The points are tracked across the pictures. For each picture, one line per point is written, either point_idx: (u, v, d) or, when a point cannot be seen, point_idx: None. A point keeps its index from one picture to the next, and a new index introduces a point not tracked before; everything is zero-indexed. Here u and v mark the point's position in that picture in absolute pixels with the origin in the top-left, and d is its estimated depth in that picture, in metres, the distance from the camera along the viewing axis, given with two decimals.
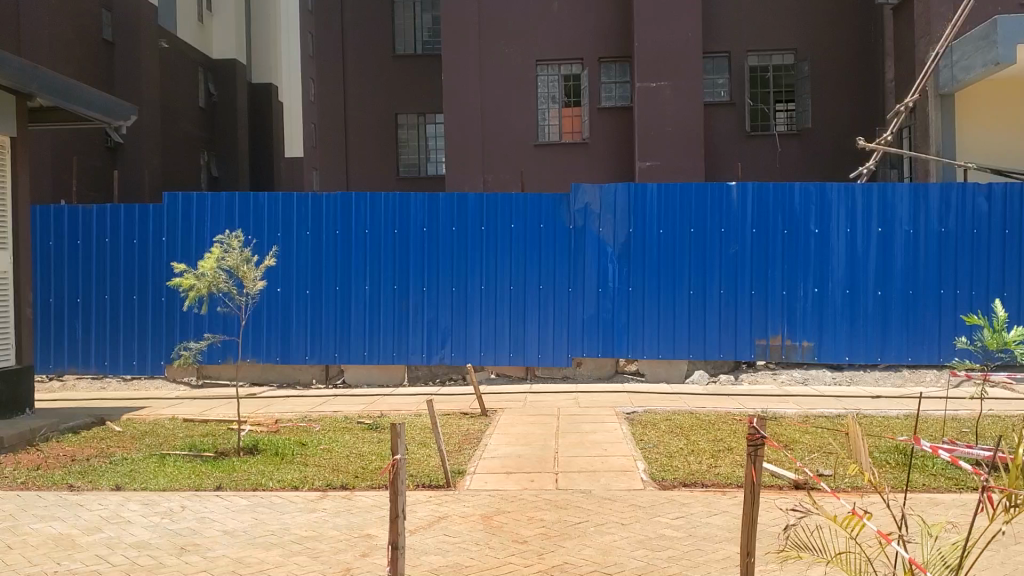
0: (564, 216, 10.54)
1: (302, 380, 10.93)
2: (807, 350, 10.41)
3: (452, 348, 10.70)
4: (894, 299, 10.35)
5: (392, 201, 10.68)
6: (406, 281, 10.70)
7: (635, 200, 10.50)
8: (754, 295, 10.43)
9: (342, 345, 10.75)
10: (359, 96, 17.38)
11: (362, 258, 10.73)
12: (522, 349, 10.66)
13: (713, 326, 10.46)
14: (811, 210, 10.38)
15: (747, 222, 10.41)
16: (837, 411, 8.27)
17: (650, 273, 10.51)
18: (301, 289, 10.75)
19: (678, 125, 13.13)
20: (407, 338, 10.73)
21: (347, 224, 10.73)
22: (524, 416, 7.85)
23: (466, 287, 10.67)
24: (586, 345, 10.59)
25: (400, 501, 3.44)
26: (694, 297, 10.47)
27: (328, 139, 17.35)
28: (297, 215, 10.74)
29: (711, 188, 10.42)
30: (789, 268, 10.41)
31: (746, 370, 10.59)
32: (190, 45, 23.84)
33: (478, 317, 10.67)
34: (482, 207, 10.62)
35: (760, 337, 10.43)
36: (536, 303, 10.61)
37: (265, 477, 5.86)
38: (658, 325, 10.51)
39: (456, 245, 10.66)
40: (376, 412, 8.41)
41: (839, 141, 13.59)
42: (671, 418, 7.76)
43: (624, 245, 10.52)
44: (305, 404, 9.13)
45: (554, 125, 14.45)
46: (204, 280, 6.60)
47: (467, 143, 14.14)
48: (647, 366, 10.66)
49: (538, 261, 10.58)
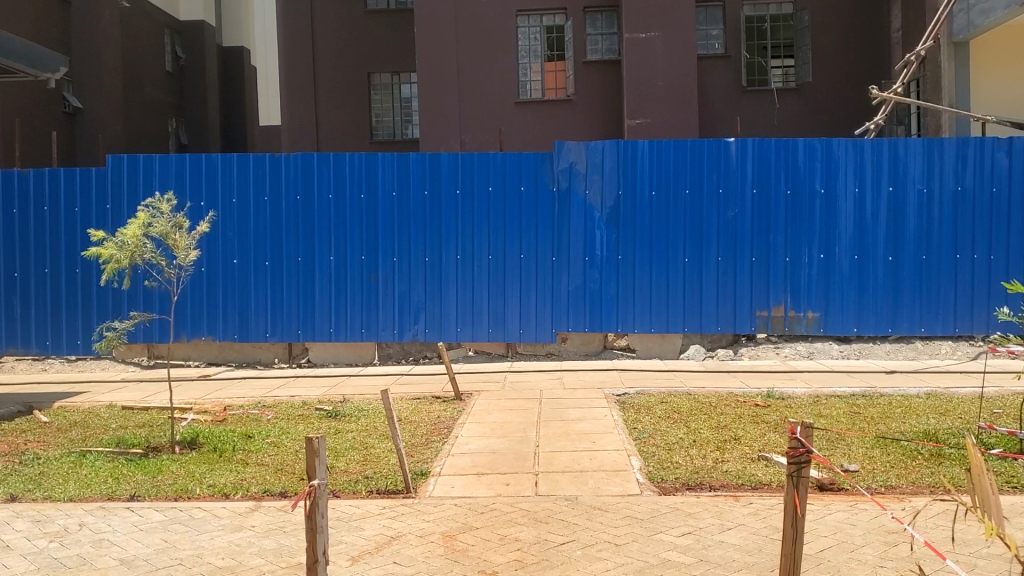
0: (547, 177, 9.62)
1: (263, 361, 10.05)
2: (812, 322, 9.59)
3: (426, 323, 9.82)
4: (906, 266, 9.51)
5: (359, 163, 9.75)
6: (374, 250, 9.78)
7: (625, 159, 9.59)
8: (754, 263, 9.56)
9: (306, 322, 9.86)
10: (330, 56, 16.35)
11: (326, 225, 9.80)
12: (502, 324, 9.80)
13: (710, 297, 9.60)
14: (816, 169, 9.51)
15: (747, 182, 9.53)
16: (849, 389, 7.46)
17: (641, 239, 9.62)
18: (261, 260, 9.84)
19: (670, 81, 12.20)
20: (376, 314, 9.83)
21: (310, 189, 9.79)
22: (503, 400, 6.98)
23: (441, 257, 9.76)
24: (572, 319, 9.73)
25: (321, 540, 2.67)
26: (689, 266, 9.59)
27: (297, 101, 16.32)
28: (254, 178, 9.81)
29: (707, 145, 9.53)
30: (793, 233, 9.55)
31: (745, 345, 9.76)
32: (154, 5, 22.72)
33: (455, 290, 9.78)
34: (457, 168, 9.71)
35: (761, 309, 9.59)
36: (518, 274, 9.72)
37: (196, 481, 4.99)
38: (650, 296, 9.64)
39: (430, 211, 9.73)
40: (338, 396, 7.54)
41: (842, 97, 12.68)
42: (668, 401, 6.93)
43: (612, 208, 9.62)
44: (261, 388, 8.25)
45: (536, 81, 13.51)
46: (125, 251, 5.68)
47: (443, 102, 13.19)
48: (638, 342, 9.81)
49: (519, 227, 9.68)
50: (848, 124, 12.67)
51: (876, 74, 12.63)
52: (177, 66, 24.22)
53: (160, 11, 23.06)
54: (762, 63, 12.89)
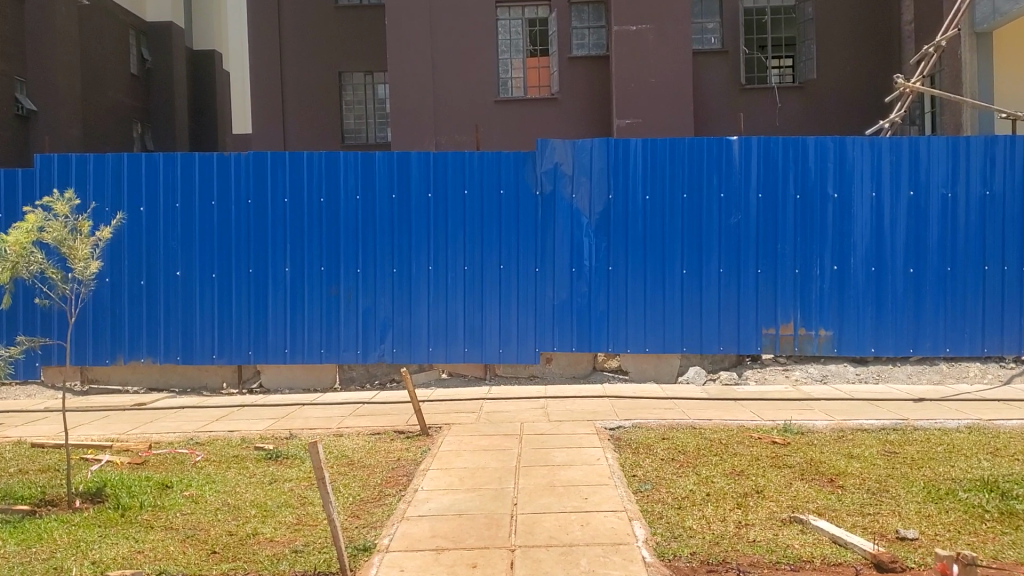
0: (529, 179, 8.59)
1: (209, 386, 8.97)
2: (824, 341, 8.58)
3: (393, 343, 8.74)
4: (929, 279, 8.53)
5: (318, 163, 8.71)
6: (335, 261, 8.72)
7: (615, 159, 8.59)
8: (761, 275, 8.55)
9: (259, 341, 8.79)
10: (298, 54, 15.29)
11: (281, 233, 8.73)
12: (479, 344, 8.73)
13: (712, 314, 8.59)
14: (828, 170, 8.53)
15: (752, 185, 8.54)
16: (878, 421, 6.45)
17: (634, 248, 8.60)
18: (208, 272, 8.77)
19: (663, 77, 11.21)
20: (337, 332, 8.76)
21: (262, 192, 8.72)
22: (475, 437, 5.93)
23: (410, 268, 8.70)
24: (557, 338, 8.68)
25: None
26: (688, 278, 8.58)
27: (264, 101, 15.25)
28: (200, 180, 8.76)
29: (707, 144, 8.54)
30: (803, 242, 8.55)
31: (749, 367, 8.76)
32: (118, 5, 21.63)
33: (425, 305, 8.73)
34: (427, 170, 8.67)
35: (768, 326, 8.58)
36: (496, 287, 8.68)
37: (77, 555, 3.91)
38: (645, 313, 8.62)
39: (397, 218, 8.68)
40: (284, 432, 6.47)
41: (848, 96, 11.72)
42: (670, 438, 5.90)
43: (602, 214, 8.60)
44: (199, 420, 7.17)
45: (518, 78, 12.53)
46: (8, 262, 4.62)
47: (416, 99, 12.18)
48: (631, 363, 8.78)
49: (498, 235, 8.65)
50: (856, 125, 11.70)
51: (886, 71, 11.69)
52: (144, 69, 23.09)
53: (125, 11, 21.94)
54: (763, 58, 11.95)
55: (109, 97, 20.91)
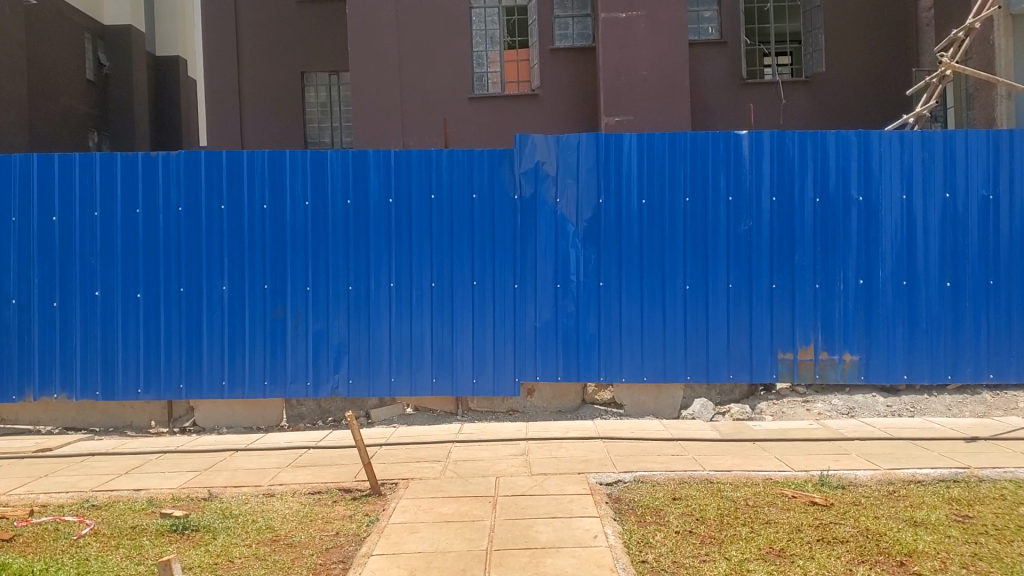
0: (505, 181, 7.40)
1: (135, 425, 7.71)
2: (850, 368, 7.40)
3: (350, 374, 7.48)
4: (969, 294, 7.37)
5: (261, 163, 7.47)
6: (281, 278, 7.47)
7: (606, 157, 7.41)
8: (776, 291, 7.38)
9: (192, 372, 7.52)
10: (256, 51, 14.04)
11: (218, 245, 7.49)
12: (450, 372, 7.49)
13: (719, 336, 7.40)
14: (852, 170, 7.39)
15: (764, 187, 7.38)
16: (933, 469, 5.27)
17: (629, 261, 7.40)
18: (132, 291, 7.51)
19: (656, 70, 10.08)
20: (283, 361, 7.49)
21: (195, 198, 7.48)
22: (437, 501, 4.71)
23: (369, 285, 7.45)
24: (540, 366, 7.46)
25: None
26: (692, 296, 7.39)
27: (219, 103, 14.03)
28: (123, 184, 7.51)
29: (713, 139, 7.38)
30: (824, 252, 7.39)
31: (763, 398, 7.56)
32: (72, 7, 20.30)
33: (387, 328, 7.48)
34: (387, 172, 7.45)
35: (784, 350, 7.40)
36: (469, 306, 7.46)
37: None
38: (641, 337, 7.42)
39: (353, 226, 7.44)
40: (203, 492, 5.24)
41: (859, 90, 10.61)
42: (682, 499, 4.70)
43: (591, 221, 7.40)
44: (105, 473, 5.91)
45: (495, 73, 11.37)
46: None
47: (381, 98, 11.01)
48: (626, 395, 7.57)
49: (471, 246, 7.43)
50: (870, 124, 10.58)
51: (902, 62, 10.57)
52: (101, 75, 21.77)
53: (79, 13, 20.64)
54: (764, 48, 10.86)
55: (62, 105, 19.64)
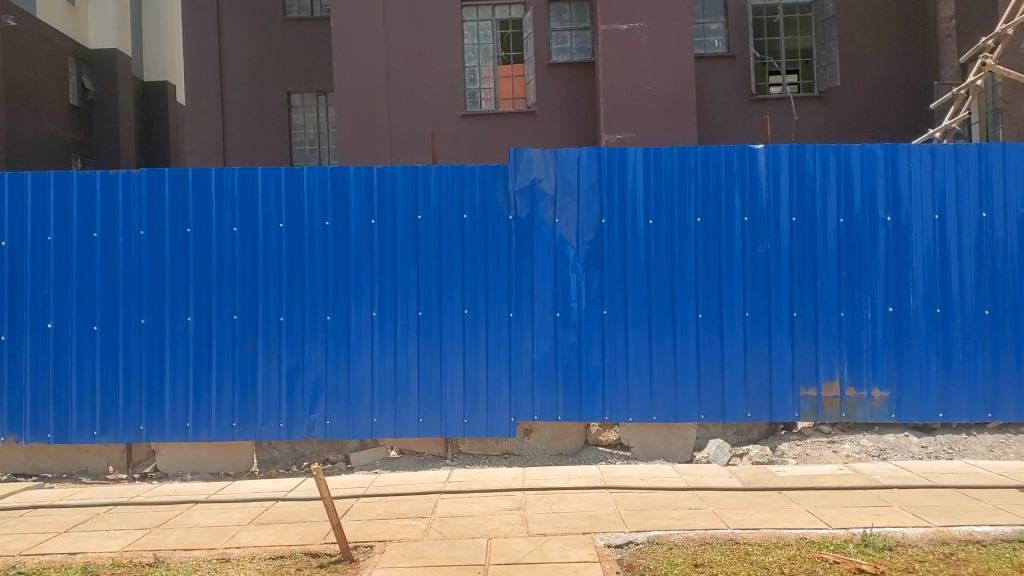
0: (498, 200, 6.75)
1: (92, 470, 7.00)
2: (879, 406, 6.71)
3: (327, 414, 6.78)
4: (1010, 323, 6.67)
5: (230, 182, 6.79)
6: (252, 308, 6.78)
7: (609, 174, 6.76)
8: (797, 320, 6.72)
9: (153, 412, 6.81)
10: (240, 71, 13.44)
11: (183, 272, 6.80)
12: (439, 411, 6.78)
13: (735, 371, 6.72)
14: (879, 187, 6.73)
15: (782, 206, 6.73)
16: (993, 525, 4.56)
17: (635, 288, 6.72)
18: (88, 324, 6.82)
19: (660, 84, 9.46)
20: (254, 400, 6.79)
21: (159, 220, 6.81)
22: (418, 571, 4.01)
23: (349, 315, 6.77)
24: (538, 404, 6.76)
25: None
26: (705, 325, 6.71)
27: (201, 128, 13.40)
28: (79, 205, 6.84)
29: (726, 154, 6.74)
30: (849, 277, 6.72)
31: (783, 440, 6.86)
32: (56, 31, 19.64)
33: (369, 362, 6.78)
34: (369, 190, 6.77)
35: (807, 386, 6.72)
36: (459, 338, 6.76)
37: None
38: (649, 372, 6.73)
39: (332, 251, 6.76)
40: (148, 556, 4.53)
41: (874, 104, 10.04)
42: (705, 567, 4.00)
43: (593, 243, 6.73)
44: (43, 532, 5.18)
45: (489, 90, 10.79)
46: None
47: (367, 117, 10.40)
48: (634, 436, 6.87)
49: (461, 272, 6.75)
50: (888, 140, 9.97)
51: (921, 76, 9.99)
52: (86, 100, 21.11)
53: (65, 37, 20.03)
54: (776, 62, 10.35)
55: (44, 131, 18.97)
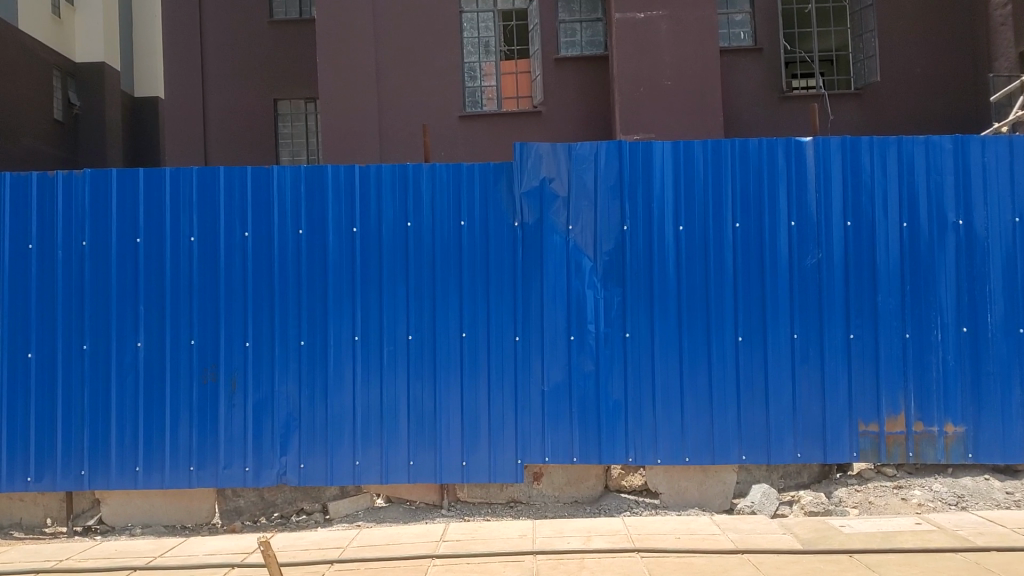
0: (502, 204, 5.76)
1: (26, 522, 5.97)
2: (953, 444, 5.69)
3: (301, 455, 5.76)
4: None
5: (188, 187, 5.80)
6: (212, 333, 5.77)
7: (631, 173, 5.76)
8: (854, 343, 5.70)
9: (96, 455, 5.80)
10: (223, 75, 12.43)
11: (132, 290, 5.80)
12: (432, 452, 5.76)
13: (782, 403, 5.70)
14: (947, 186, 5.74)
15: (834, 210, 5.73)
16: None
17: (663, 306, 5.71)
18: (21, 351, 5.81)
19: (682, 79, 8.50)
20: (216, 440, 5.77)
21: (104, 230, 5.83)
22: None
23: (327, 340, 5.76)
24: (550, 443, 5.74)
25: None
26: (745, 349, 5.69)
27: (179, 144, 12.26)
28: (10, 214, 5.84)
29: (768, 149, 5.76)
30: (914, 293, 5.71)
31: (840, 484, 5.82)
32: (42, 42, 18.59)
33: (350, 395, 5.76)
34: (351, 194, 5.78)
35: (868, 422, 5.69)
36: (456, 367, 5.74)
37: None
38: (681, 405, 5.71)
39: (306, 265, 5.76)
40: None
41: (915, 101, 9.19)
42: None
43: (612, 254, 5.73)
44: None
45: (491, 88, 9.85)
46: None
47: (356, 120, 9.46)
48: (663, 481, 5.83)
49: (459, 289, 5.75)
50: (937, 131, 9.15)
51: (968, 65, 9.12)
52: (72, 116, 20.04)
53: (50, 49, 18.91)
54: (808, 55, 9.50)
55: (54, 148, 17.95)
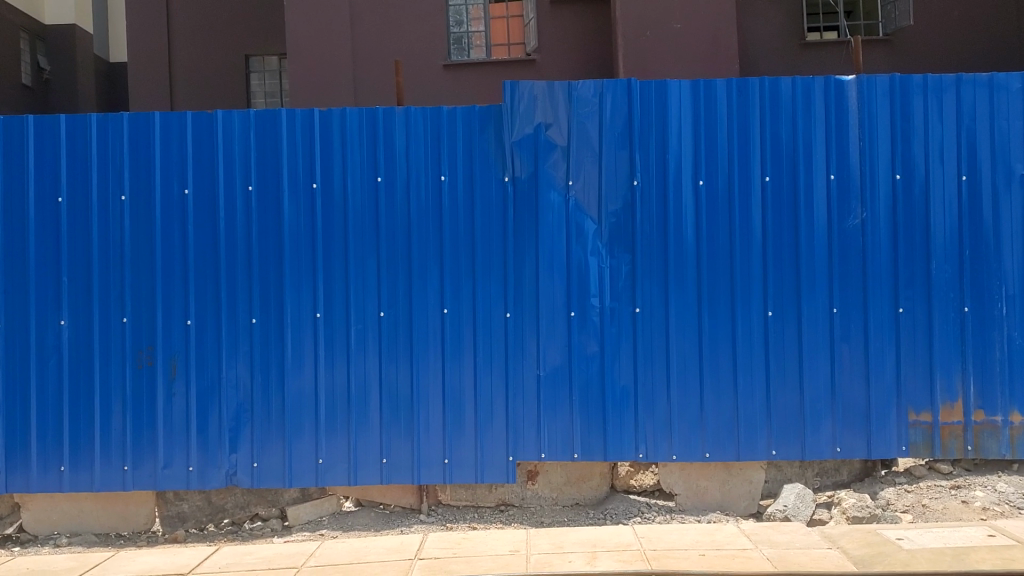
0: (490, 156, 4.87)
1: None
2: (1019, 436, 4.88)
3: (255, 451, 4.91)
4: None
5: (118, 137, 4.91)
6: (147, 310, 4.89)
7: (642, 117, 4.86)
8: (904, 318, 4.84)
9: (13, 453, 4.92)
10: (186, 23, 11.13)
11: (53, 259, 4.91)
12: (408, 446, 4.91)
13: (819, 389, 4.85)
14: (1014, 133, 4.86)
15: (881, 162, 4.85)
16: None
17: (680, 275, 4.84)
18: None
19: (692, 22, 7.59)
20: (153, 435, 4.91)
21: (18, 186, 4.92)
22: None
23: (283, 316, 4.88)
24: (546, 435, 4.89)
25: None
26: (775, 325, 4.84)
27: (143, 92, 11.05)
28: None
29: (804, 91, 4.85)
30: (974, 259, 4.86)
31: (885, 483, 5.00)
32: None
33: (310, 381, 4.89)
34: (311, 144, 4.88)
35: (920, 411, 4.86)
36: (435, 347, 4.88)
37: None
38: (699, 391, 4.86)
39: (257, 230, 4.87)
40: None
41: (949, 45, 8.49)
42: None
43: (620, 214, 4.85)
44: None
45: (480, 33, 8.95)
46: None
47: (329, 70, 8.55)
48: (678, 480, 4.99)
49: (439, 256, 4.87)
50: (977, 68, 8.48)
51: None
52: None
53: None
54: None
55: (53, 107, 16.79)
